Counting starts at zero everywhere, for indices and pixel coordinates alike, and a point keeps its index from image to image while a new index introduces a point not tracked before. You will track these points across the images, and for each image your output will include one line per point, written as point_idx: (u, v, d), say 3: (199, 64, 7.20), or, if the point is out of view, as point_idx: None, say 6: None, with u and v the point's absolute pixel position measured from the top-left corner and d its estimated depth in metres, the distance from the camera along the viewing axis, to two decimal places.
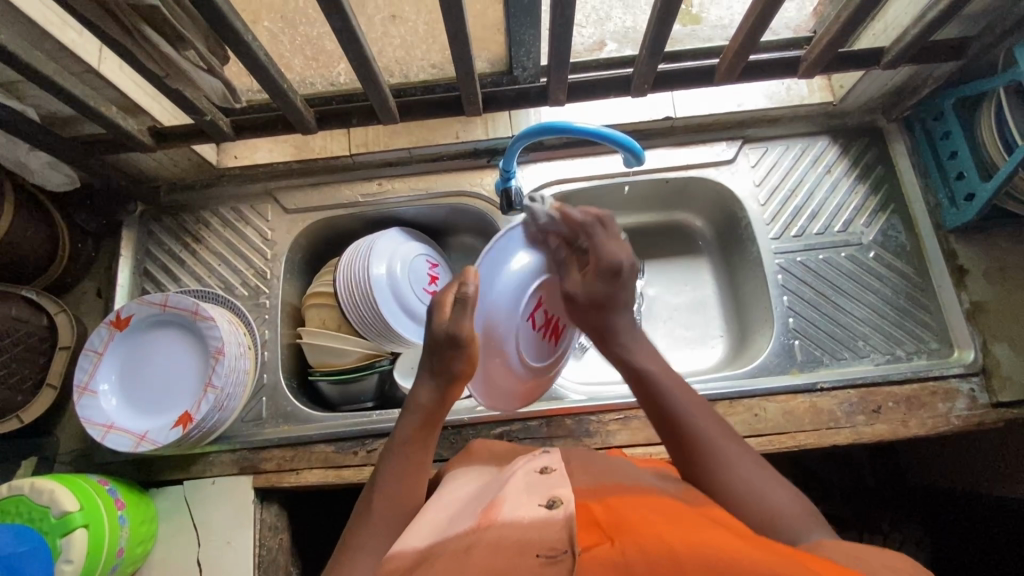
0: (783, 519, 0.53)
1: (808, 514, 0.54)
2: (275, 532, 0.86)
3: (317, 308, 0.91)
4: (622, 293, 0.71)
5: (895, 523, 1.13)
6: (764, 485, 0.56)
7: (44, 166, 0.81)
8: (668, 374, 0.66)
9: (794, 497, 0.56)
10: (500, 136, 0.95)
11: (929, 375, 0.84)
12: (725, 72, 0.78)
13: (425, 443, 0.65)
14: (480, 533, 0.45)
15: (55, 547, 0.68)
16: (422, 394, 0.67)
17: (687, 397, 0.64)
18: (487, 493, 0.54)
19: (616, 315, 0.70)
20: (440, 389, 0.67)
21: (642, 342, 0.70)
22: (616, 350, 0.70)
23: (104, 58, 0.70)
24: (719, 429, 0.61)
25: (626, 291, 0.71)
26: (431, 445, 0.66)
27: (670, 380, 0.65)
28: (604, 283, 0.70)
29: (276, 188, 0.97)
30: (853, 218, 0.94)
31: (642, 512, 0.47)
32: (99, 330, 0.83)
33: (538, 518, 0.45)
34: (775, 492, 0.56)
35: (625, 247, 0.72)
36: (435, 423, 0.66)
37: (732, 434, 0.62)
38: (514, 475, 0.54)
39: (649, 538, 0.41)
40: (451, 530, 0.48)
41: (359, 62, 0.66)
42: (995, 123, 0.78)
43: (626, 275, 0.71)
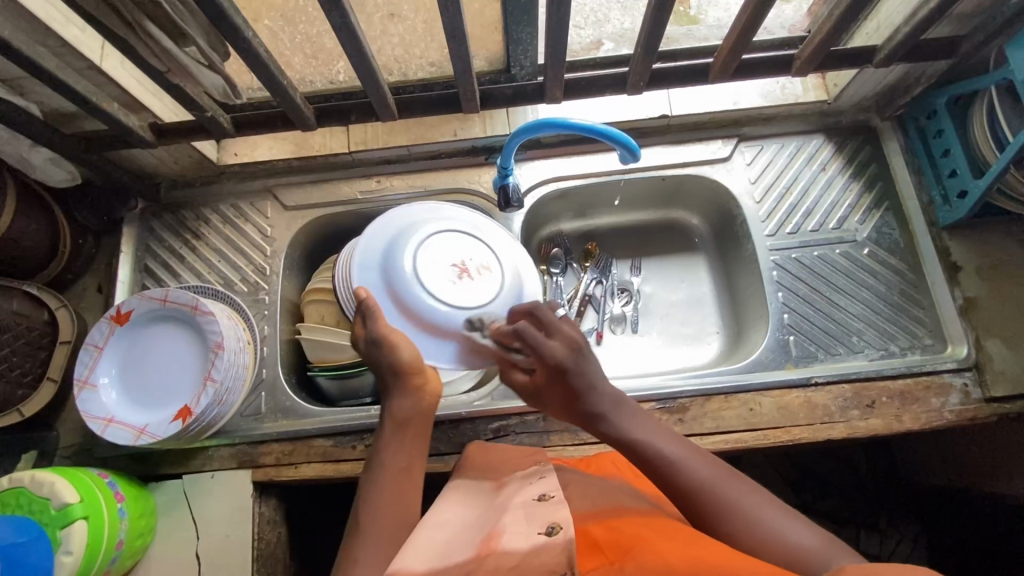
0: (798, 553, 0.51)
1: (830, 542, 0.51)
2: (273, 525, 0.87)
3: (316, 303, 0.92)
4: (580, 378, 0.67)
5: (893, 520, 1.13)
6: (774, 522, 0.54)
7: (46, 161, 0.82)
8: (654, 435, 0.63)
9: (809, 529, 0.53)
10: (497, 134, 0.96)
11: (922, 370, 0.85)
12: (719, 71, 0.79)
13: (404, 443, 0.67)
14: (480, 562, 0.46)
15: (55, 538, 0.68)
16: (390, 403, 0.69)
17: (680, 449, 0.61)
18: (488, 519, 0.55)
19: (586, 399, 0.67)
20: (400, 391, 0.69)
21: (626, 412, 0.66)
22: (599, 428, 0.66)
23: (107, 55, 0.71)
24: (719, 473, 0.58)
25: (587, 372, 0.67)
26: (420, 450, 0.68)
27: (660, 441, 0.62)
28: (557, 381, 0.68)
29: (276, 185, 0.98)
30: (847, 216, 0.95)
31: (639, 535, 0.49)
32: (99, 324, 0.83)
33: (537, 544, 0.46)
34: (787, 527, 0.53)
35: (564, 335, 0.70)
36: (412, 423, 0.68)
37: (736, 473, 0.59)
38: (513, 502, 0.55)
39: (652, 559, 0.44)
40: (452, 556, 0.49)
41: (359, 58, 0.67)
42: (987, 120, 0.79)
43: (572, 363, 0.67)
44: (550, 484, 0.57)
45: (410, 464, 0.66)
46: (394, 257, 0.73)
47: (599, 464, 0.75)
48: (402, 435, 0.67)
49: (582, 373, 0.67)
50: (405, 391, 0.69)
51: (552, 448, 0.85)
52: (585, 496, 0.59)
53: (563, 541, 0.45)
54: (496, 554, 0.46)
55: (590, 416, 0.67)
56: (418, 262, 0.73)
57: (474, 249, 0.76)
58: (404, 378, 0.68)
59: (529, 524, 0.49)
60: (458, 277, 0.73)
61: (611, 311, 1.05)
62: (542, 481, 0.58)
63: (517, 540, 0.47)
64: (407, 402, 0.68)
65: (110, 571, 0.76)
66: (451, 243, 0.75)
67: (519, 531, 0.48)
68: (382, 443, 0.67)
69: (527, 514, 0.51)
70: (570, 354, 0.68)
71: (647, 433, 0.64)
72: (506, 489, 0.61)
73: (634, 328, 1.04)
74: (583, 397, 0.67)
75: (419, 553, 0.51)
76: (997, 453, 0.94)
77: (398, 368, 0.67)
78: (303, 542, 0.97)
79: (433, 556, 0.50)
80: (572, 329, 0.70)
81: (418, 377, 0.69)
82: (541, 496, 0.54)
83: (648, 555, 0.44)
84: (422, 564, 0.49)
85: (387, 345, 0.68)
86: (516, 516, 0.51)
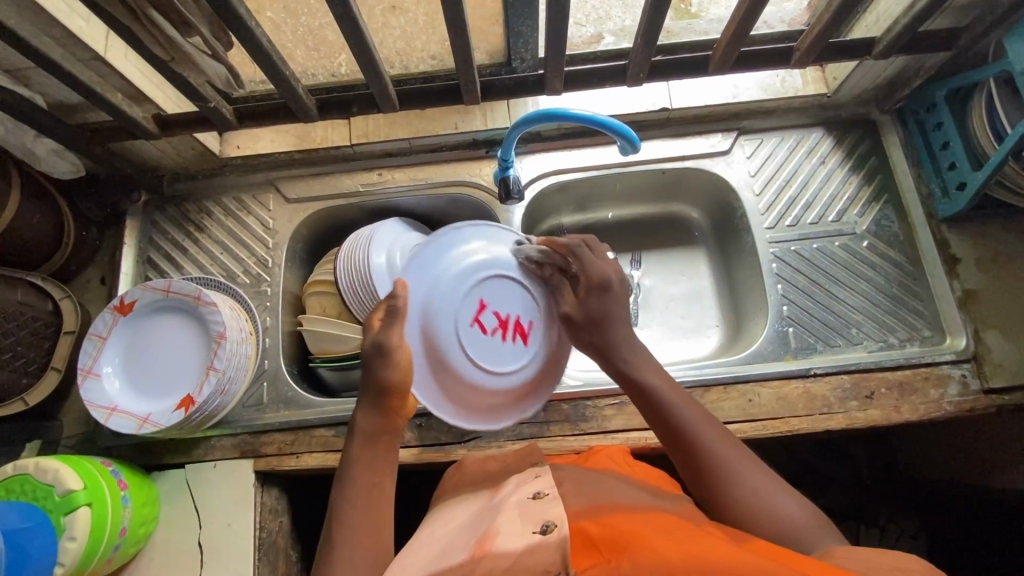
0: (790, 527, 0.52)
1: (818, 524, 0.53)
2: (275, 515, 0.88)
3: (318, 296, 0.93)
4: (612, 305, 0.68)
5: (892, 516, 1.13)
6: (770, 493, 0.54)
7: (50, 152, 0.83)
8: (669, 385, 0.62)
9: (800, 502, 0.54)
10: (498, 127, 0.96)
11: (921, 362, 0.85)
12: (719, 63, 0.80)
13: (376, 458, 0.63)
14: (475, 564, 0.47)
15: (60, 524, 0.69)
16: (357, 419, 0.64)
17: (691, 409, 0.60)
18: (484, 521, 0.55)
19: (608, 327, 0.67)
20: (376, 406, 0.64)
21: (642, 353, 0.66)
22: (613, 361, 0.66)
23: (111, 46, 0.72)
24: (725, 442, 0.58)
25: (621, 302, 0.68)
26: (389, 463, 0.63)
27: (672, 390, 0.62)
28: (595, 298, 0.68)
29: (278, 178, 0.99)
30: (846, 208, 0.95)
31: (633, 528, 0.48)
32: (103, 314, 0.84)
33: (530, 544, 0.46)
34: (782, 500, 0.54)
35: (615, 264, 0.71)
36: (384, 438, 0.64)
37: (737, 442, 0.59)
38: (508, 501, 0.55)
39: (645, 552, 0.44)
40: (448, 561, 0.50)
41: (360, 48, 0.67)
42: (986, 113, 0.79)
43: (617, 287, 0.68)
44: (545, 483, 0.57)
45: (380, 481, 0.61)
46: (446, 288, 0.74)
47: (598, 458, 0.72)
48: (374, 451, 0.63)
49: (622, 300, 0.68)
50: (380, 408, 0.64)
51: (551, 439, 0.85)
52: (580, 492, 0.58)
53: (558, 539, 0.46)
54: (491, 556, 0.46)
55: (609, 345, 0.66)
56: (463, 302, 0.75)
57: (522, 308, 0.77)
58: (384, 396, 0.64)
59: (523, 523, 0.50)
60: (495, 329, 0.75)
61: None
62: (538, 479, 0.59)
63: (511, 541, 0.48)
64: (380, 417, 0.64)
65: (114, 559, 0.77)
66: (502, 293, 0.76)
67: (513, 531, 0.49)
68: (351, 458, 0.63)
69: (522, 513, 0.51)
70: (616, 278, 0.69)
71: (660, 378, 0.63)
72: (502, 490, 0.61)
73: (633, 321, 1.04)
74: (608, 323, 0.67)
75: (416, 564, 0.53)
76: (998, 446, 0.94)
77: (382, 387, 0.64)
78: (304, 533, 0.98)
79: (428, 562, 0.52)
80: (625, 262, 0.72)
81: (398, 399, 0.65)
82: (536, 494, 0.54)
83: (644, 552, 0.44)
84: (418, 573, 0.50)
85: (384, 358, 0.65)
86: (509, 516, 0.52)
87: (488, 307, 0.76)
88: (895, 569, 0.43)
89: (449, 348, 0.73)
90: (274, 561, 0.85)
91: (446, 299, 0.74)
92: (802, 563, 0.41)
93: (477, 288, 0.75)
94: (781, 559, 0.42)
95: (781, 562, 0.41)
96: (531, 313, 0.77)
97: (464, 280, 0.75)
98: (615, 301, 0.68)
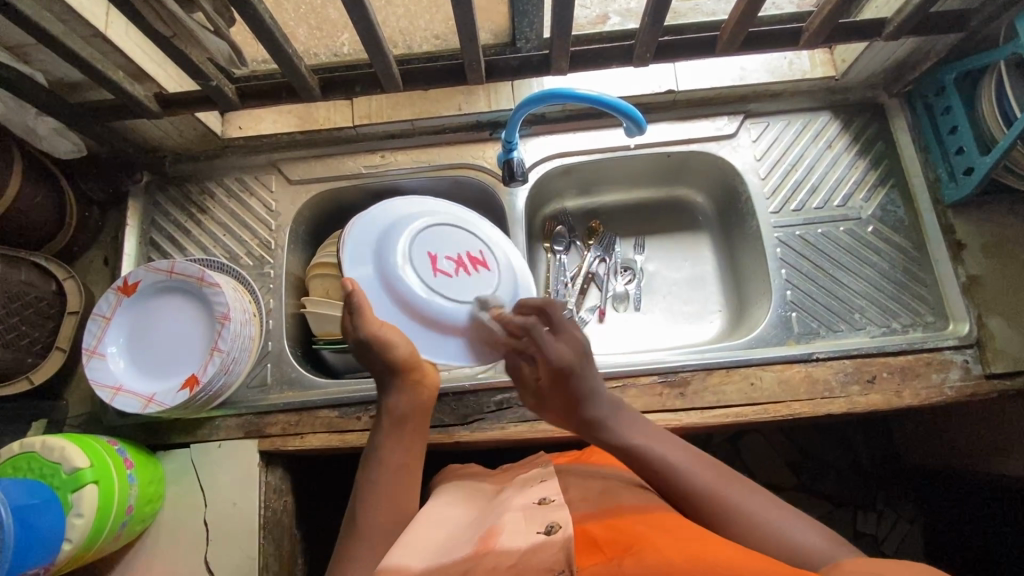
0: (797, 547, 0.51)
1: (829, 539, 0.52)
2: (279, 494, 0.89)
3: (321, 278, 0.92)
4: (581, 382, 0.66)
5: (889, 501, 1.16)
6: (780, 523, 0.53)
7: (52, 132, 0.83)
8: (653, 438, 0.62)
9: (807, 525, 0.54)
10: (501, 109, 0.95)
11: (923, 347, 0.85)
12: (726, 43, 0.78)
13: (402, 438, 0.67)
14: (478, 560, 0.47)
15: (66, 501, 0.70)
16: (387, 400, 0.68)
17: (682, 454, 0.60)
18: (489, 519, 0.56)
19: (586, 403, 0.66)
20: (402, 389, 0.67)
21: (621, 413, 0.66)
22: (594, 432, 0.65)
23: (111, 22, 0.71)
24: (725, 481, 0.58)
25: (589, 377, 0.67)
26: (415, 441, 0.68)
27: (658, 444, 0.61)
28: (562, 385, 0.67)
29: (281, 159, 0.98)
30: (852, 193, 0.95)
31: (639, 529, 0.48)
32: (106, 295, 0.84)
33: (535, 544, 0.47)
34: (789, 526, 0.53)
35: (573, 338, 0.68)
36: (412, 418, 0.68)
37: (733, 475, 0.59)
38: (514, 504, 0.55)
39: (648, 551, 0.44)
40: (450, 556, 0.50)
41: (364, 25, 0.66)
42: (995, 96, 0.79)
43: (579, 367, 0.67)
44: (550, 488, 0.57)
45: (410, 461, 0.66)
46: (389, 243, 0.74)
47: (602, 452, 0.72)
48: (401, 430, 0.67)
49: (584, 377, 0.66)
50: (402, 387, 0.67)
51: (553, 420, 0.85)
52: (584, 498, 0.57)
53: (561, 540, 0.46)
54: (494, 554, 0.47)
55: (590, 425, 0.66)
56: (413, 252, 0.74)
57: (470, 243, 0.78)
58: (404, 377, 0.67)
59: (528, 524, 0.50)
60: (455, 269, 0.75)
61: (613, 289, 1.06)
62: (543, 485, 0.59)
63: (516, 540, 0.48)
64: (406, 398, 0.68)
65: (121, 535, 0.78)
66: (442, 236, 0.77)
67: (517, 531, 0.49)
68: (380, 440, 0.67)
69: (528, 516, 0.52)
70: (576, 359, 0.67)
71: (643, 437, 0.63)
72: (505, 494, 0.62)
73: (636, 305, 1.04)
74: (583, 403, 0.66)
75: (417, 549, 0.53)
76: (993, 433, 0.94)
77: (393, 366, 0.66)
78: (309, 512, 0.99)
79: (433, 553, 0.52)
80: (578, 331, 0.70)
81: (419, 373, 0.68)
82: (542, 499, 0.55)
83: (647, 552, 0.44)
84: (422, 561, 0.51)
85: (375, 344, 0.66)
86: (516, 518, 0.52)
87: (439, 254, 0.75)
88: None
89: (431, 301, 0.71)
90: (278, 539, 0.86)
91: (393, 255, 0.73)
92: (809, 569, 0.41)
93: (419, 239, 0.75)
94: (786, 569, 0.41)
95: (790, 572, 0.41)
96: (479, 244, 0.79)
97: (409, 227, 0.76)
98: (581, 380, 0.66)
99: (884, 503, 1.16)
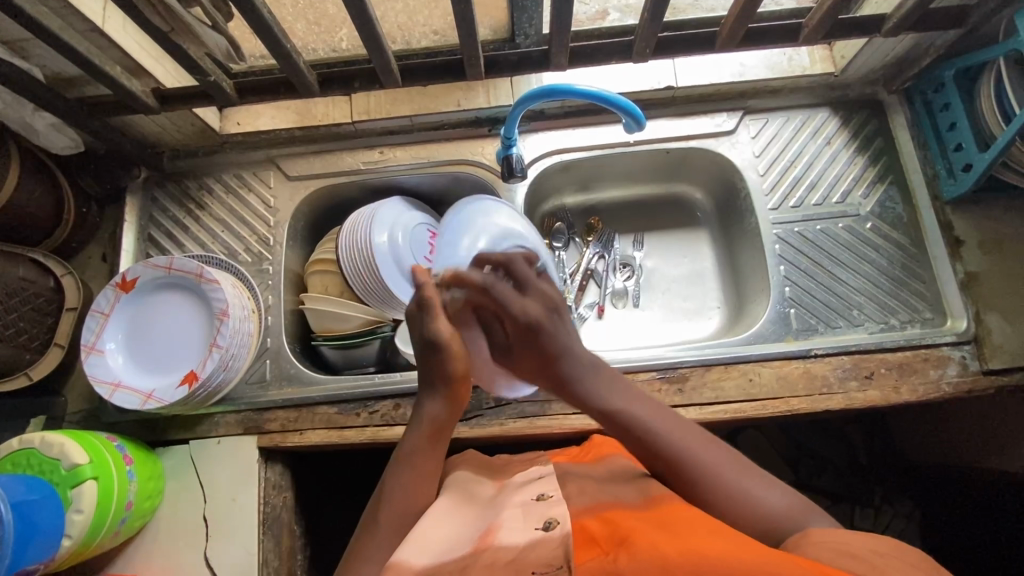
0: (773, 518, 0.53)
1: (801, 506, 0.54)
2: (279, 489, 0.89)
3: (320, 275, 0.92)
4: (553, 340, 0.63)
5: (886, 496, 1.16)
6: (754, 491, 0.55)
7: (49, 127, 0.82)
8: (634, 402, 0.61)
9: (781, 492, 0.55)
10: (500, 105, 0.95)
11: (921, 343, 0.86)
12: (726, 39, 0.78)
13: (432, 452, 0.64)
14: (476, 556, 0.47)
15: (65, 498, 0.70)
16: (425, 408, 0.64)
17: (662, 419, 0.60)
18: (487, 516, 0.56)
19: (561, 362, 0.63)
20: (446, 400, 0.64)
21: (599, 374, 0.63)
22: (570, 391, 0.63)
23: (109, 16, 0.71)
24: (702, 444, 0.58)
25: (561, 334, 0.64)
26: (441, 454, 0.65)
27: (638, 407, 0.60)
28: (533, 342, 0.63)
29: (279, 155, 0.98)
30: (851, 189, 0.95)
31: (636, 524, 0.48)
32: (104, 291, 0.84)
33: (533, 540, 0.47)
34: (763, 491, 0.55)
35: (541, 293, 0.66)
36: (446, 432, 0.65)
37: (710, 438, 0.59)
38: (512, 501, 0.56)
39: (646, 546, 0.44)
40: (448, 553, 0.50)
41: (362, 20, 0.66)
42: (994, 93, 0.79)
43: (548, 322, 0.64)
44: (547, 484, 0.57)
45: (434, 469, 0.64)
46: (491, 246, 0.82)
47: (601, 448, 0.73)
48: (433, 443, 0.64)
49: (556, 335, 0.63)
50: (445, 400, 0.64)
51: (551, 416, 0.85)
52: (582, 493, 0.57)
53: (559, 536, 0.47)
54: (493, 549, 0.47)
55: (564, 382, 0.63)
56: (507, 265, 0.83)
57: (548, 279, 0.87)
58: (452, 388, 0.64)
59: (527, 520, 0.50)
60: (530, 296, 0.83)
61: (612, 286, 1.06)
62: (541, 481, 0.59)
63: (515, 535, 0.49)
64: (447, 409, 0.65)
65: (121, 531, 0.78)
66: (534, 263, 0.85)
67: (515, 527, 0.50)
68: (409, 449, 0.63)
69: (526, 512, 0.52)
70: (543, 314, 0.64)
71: (622, 399, 0.61)
72: (504, 491, 0.62)
73: (635, 302, 1.05)
74: (558, 360, 0.63)
75: (416, 542, 0.53)
76: (990, 429, 0.95)
77: (449, 376, 0.63)
78: (309, 508, 0.99)
79: (432, 548, 0.52)
80: (550, 287, 0.68)
81: (465, 388, 0.65)
82: (541, 495, 0.55)
83: (642, 546, 0.44)
84: (421, 557, 0.51)
85: (438, 350, 0.63)
86: (514, 514, 0.53)
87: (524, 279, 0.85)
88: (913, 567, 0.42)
89: None
90: (278, 535, 0.86)
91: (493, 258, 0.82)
92: (813, 563, 0.40)
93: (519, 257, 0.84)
94: (775, 555, 0.41)
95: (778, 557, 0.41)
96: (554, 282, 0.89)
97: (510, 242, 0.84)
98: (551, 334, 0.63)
99: (881, 498, 1.16)
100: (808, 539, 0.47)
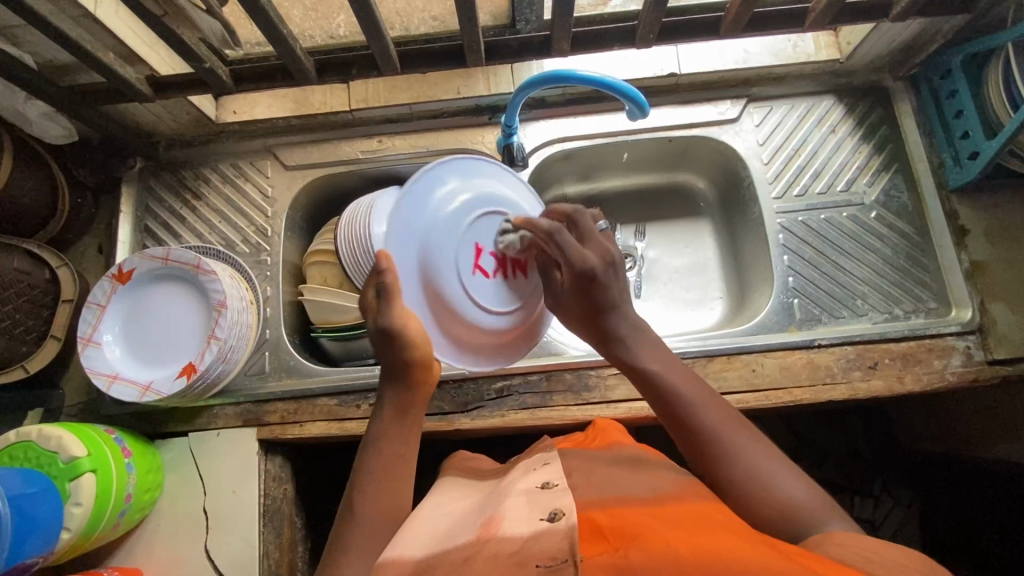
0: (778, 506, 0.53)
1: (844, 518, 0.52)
2: (279, 482, 0.88)
3: (319, 266, 0.91)
4: (604, 291, 0.64)
5: (886, 486, 1.17)
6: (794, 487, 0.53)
7: (42, 116, 0.82)
8: (669, 368, 0.61)
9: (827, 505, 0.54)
10: (501, 93, 0.94)
11: (926, 333, 0.85)
12: (731, 25, 0.76)
13: (403, 430, 0.64)
14: (480, 546, 0.47)
15: (65, 490, 0.69)
16: (389, 393, 0.66)
17: (696, 391, 0.59)
18: (489, 505, 0.56)
19: (609, 315, 0.64)
20: (409, 386, 0.66)
21: (645, 336, 0.65)
22: (612, 346, 0.65)
23: (100, 2, 0.69)
24: (730, 422, 0.57)
25: (612, 287, 0.64)
26: (411, 442, 0.64)
27: (675, 373, 0.61)
28: (584, 290, 0.64)
29: (276, 145, 0.96)
30: (855, 178, 0.94)
31: (642, 517, 0.48)
32: (101, 283, 0.83)
33: (538, 531, 0.46)
34: (799, 488, 0.53)
35: (598, 247, 0.66)
36: (414, 417, 0.66)
37: (744, 423, 0.58)
38: (515, 490, 0.55)
39: (654, 542, 0.43)
40: (451, 542, 0.50)
41: (359, 5, 0.65)
42: (1002, 80, 0.78)
43: (602, 273, 0.64)
44: (552, 473, 0.57)
45: (404, 452, 0.63)
46: (440, 228, 0.71)
47: (604, 436, 0.72)
48: (401, 423, 0.65)
49: (607, 287, 0.64)
50: (406, 382, 0.66)
51: (553, 407, 0.85)
52: (587, 483, 0.57)
53: (565, 527, 0.46)
54: (497, 540, 0.47)
55: (608, 334, 0.65)
56: (462, 241, 0.72)
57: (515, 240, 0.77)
58: (414, 373, 0.66)
59: (532, 510, 0.50)
60: (494, 269, 0.75)
61: None
62: (543, 470, 0.59)
63: (520, 526, 0.48)
64: (409, 393, 0.66)
65: (121, 524, 0.78)
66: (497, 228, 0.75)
67: (520, 517, 0.49)
68: (378, 430, 0.64)
69: (530, 501, 0.52)
70: (600, 264, 0.65)
71: (661, 364, 0.62)
72: (505, 481, 0.62)
73: (636, 292, 1.04)
74: (605, 312, 0.64)
75: (420, 539, 0.53)
76: (992, 419, 0.94)
77: (406, 363, 0.65)
78: (309, 500, 0.99)
79: (433, 541, 0.52)
80: (606, 242, 0.67)
81: (421, 372, 0.66)
82: (545, 483, 0.55)
83: (653, 542, 0.43)
84: (422, 549, 0.51)
85: (391, 341, 0.65)
86: (517, 503, 0.52)
87: (484, 248, 0.74)
88: (910, 568, 0.43)
89: (449, 293, 0.72)
90: (279, 527, 0.85)
91: (444, 239, 0.71)
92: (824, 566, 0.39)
93: (475, 226, 0.73)
94: (784, 557, 0.41)
95: (787, 560, 0.41)
96: None
97: (466, 212, 0.73)
98: (600, 287, 0.64)
99: (881, 488, 1.17)
100: (828, 540, 0.47)
